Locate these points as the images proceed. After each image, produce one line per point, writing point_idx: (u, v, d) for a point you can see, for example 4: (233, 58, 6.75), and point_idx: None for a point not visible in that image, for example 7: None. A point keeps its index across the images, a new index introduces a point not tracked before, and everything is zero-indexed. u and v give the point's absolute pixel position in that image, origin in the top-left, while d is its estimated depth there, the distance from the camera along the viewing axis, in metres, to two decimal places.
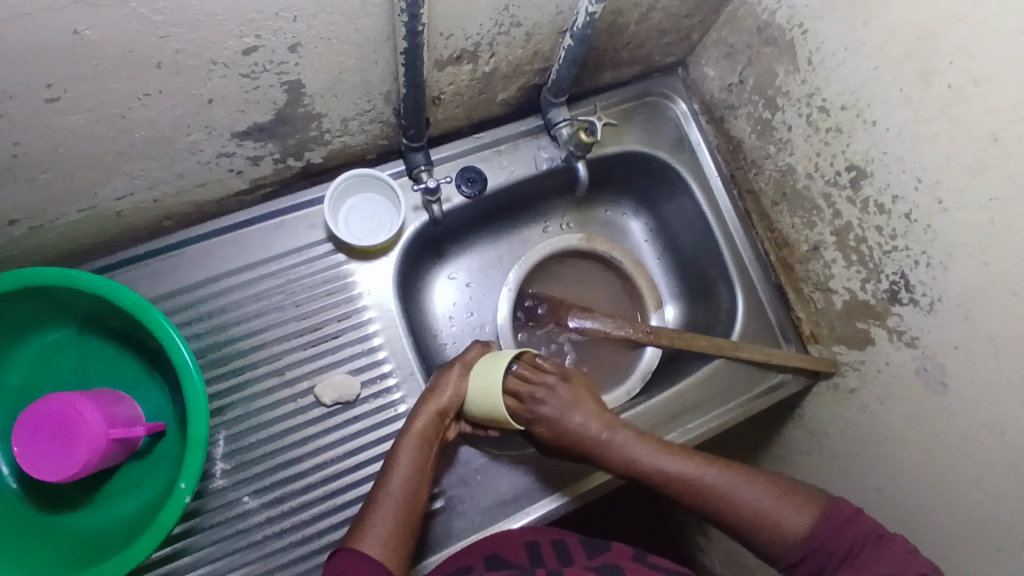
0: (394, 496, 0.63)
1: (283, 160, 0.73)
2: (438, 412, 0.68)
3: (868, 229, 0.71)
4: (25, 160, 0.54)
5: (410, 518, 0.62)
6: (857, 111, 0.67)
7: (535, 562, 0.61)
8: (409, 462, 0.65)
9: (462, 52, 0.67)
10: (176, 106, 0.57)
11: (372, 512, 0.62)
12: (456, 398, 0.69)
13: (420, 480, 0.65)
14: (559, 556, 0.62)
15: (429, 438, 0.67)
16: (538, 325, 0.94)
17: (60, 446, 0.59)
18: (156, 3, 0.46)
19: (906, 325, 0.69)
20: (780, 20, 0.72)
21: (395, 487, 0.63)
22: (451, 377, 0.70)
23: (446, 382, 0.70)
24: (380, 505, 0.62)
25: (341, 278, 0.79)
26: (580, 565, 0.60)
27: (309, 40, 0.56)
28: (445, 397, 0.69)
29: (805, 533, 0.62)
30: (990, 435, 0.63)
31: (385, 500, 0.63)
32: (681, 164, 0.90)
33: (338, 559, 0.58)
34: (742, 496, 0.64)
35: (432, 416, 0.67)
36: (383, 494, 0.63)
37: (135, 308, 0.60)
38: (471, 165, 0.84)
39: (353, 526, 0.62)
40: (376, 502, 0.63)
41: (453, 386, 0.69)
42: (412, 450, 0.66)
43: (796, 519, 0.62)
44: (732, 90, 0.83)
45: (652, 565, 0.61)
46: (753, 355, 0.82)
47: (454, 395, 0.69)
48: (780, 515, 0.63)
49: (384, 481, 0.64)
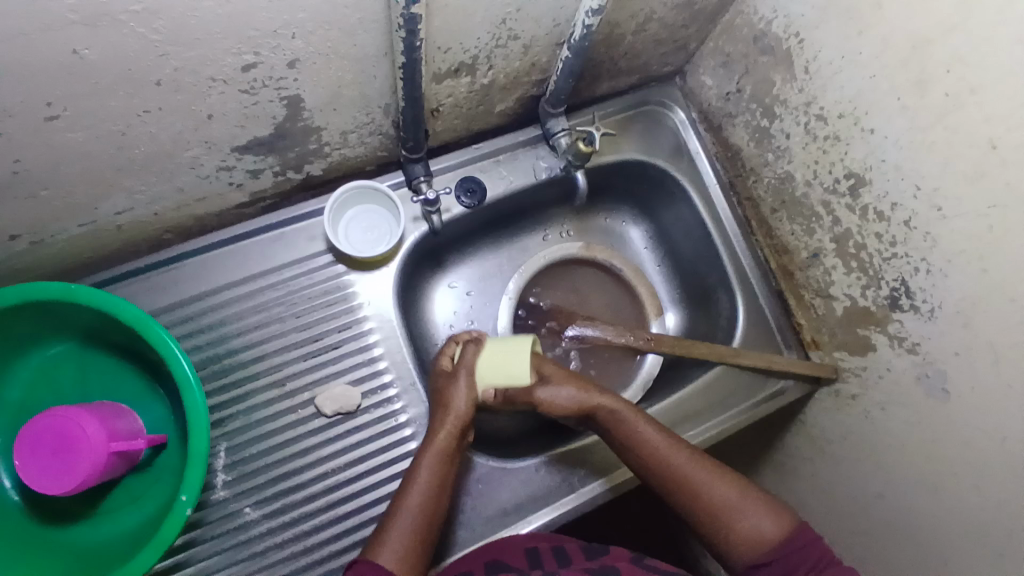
0: (414, 511, 0.63)
1: (282, 173, 0.73)
2: (457, 424, 0.68)
3: (868, 236, 0.71)
4: (25, 177, 0.54)
5: (428, 534, 0.63)
6: (855, 119, 0.68)
7: (535, 565, 0.61)
8: (431, 476, 0.65)
9: (459, 65, 0.67)
10: (176, 122, 0.57)
11: (389, 527, 0.62)
12: (472, 409, 0.69)
13: (441, 495, 0.65)
14: (558, 559, 0.62)
15: (450, 453, 0.67)
16: (539, 321, 0.95)
17: (61, 460, 0.59)
18: (154, 22, 0.46)
19: (907, 331, 0.69)
20: (776, 30, 0.72)
21: (415, 500, 0.64)
22: (460, 390, 0.69)
23: (457, 393, 0.69)
24: (397, 521, 0.62)
25: (341, 288, 0.79)
26: (579, 565, 0.60)
27: (308, 56, 0.56)
28: (462, 408, 0.69)
29: (770, 539, 0.61)
30: (991, 441, 0.63)
31: (402, 514, 0.63)
32: (680, 172, 0.90)
33: (356, 567, 0.58)
34: (719, 492, 0.64)
35: (453, 431, 0.68)
36: (401, 508, 0.63)
37: (136, 322, 0.60)
38: (470, 175, 0.84)
39: (373, 538, 0.62)
40: (394, 517, 0.63)
41: (467, 397, 0.69)
42: (432, 465, 0.66)
43: (765, 525, 0.62)
44: (729, 98, 0.84)
45: (647, 567, 0.61)
46: (754, 362, 0.82)
47: (468, 407, 0.69)
48: (749, 517, 0.63)
49: (402, 495, 0.64)
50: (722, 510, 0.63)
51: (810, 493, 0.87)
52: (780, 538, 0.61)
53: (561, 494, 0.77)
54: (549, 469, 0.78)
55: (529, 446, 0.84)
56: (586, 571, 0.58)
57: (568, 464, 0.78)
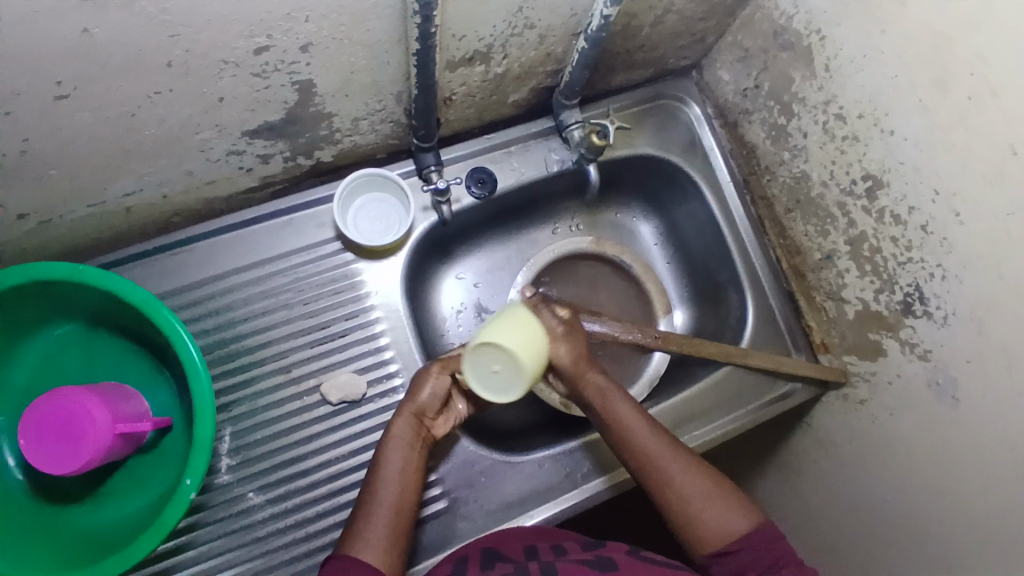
0: (383, 501, 0.61)
1: (292, 159, 0.72)
2: (413, 411, 0.67)
3: (883, 240, 0.70)
4: (34, 157, 0.54)
5: (406, 524, 0.61)
6: (875, 119, 0.66)
7: (530, 557, 0.60)
8: (396, 463, 0.64)
9: (474, 53, 0.66)
10: (186, 105, 0.56)
11: (361, 517, 0.61)
12: (436, 398, 0.68)
13: (411, 482, 0.64)
14: (555, 552, 0.61)
15: (412, 440, 0.66)
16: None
17: (66, 442, 0.59)
18: (165, 3, 0.45)
19: (919, 337, 0.68)
20: (797, 25, 0.71)
21: (379, 489, 0.62)
22: (428, 379, 0.67)
23: (426, 380, 0.68)
24: (369, 513, 0.61)
25: (349, 276, 0.79)
26: (575, 557, 0.59)
27: (321, 41, 0.55)
28: (425, 397, 0.67)
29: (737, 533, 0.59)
30: (1001, 451, 0.62)
31: (373, 507, 0.61)
32: (693, 168, 0.89)
33: (332, 565, 0.57)
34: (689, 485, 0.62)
35: (412, 418, 0.66)
36: (370, 500, 0.62)
37: (143, 305, 0.60)
38: (481, 166, 0.83)
39: (346, 531, 0.60)
40: (366, 508, 0.61)
41: (433, 386, 0.68)
42: (397, 454, 0.64)
43: (734, 519, 0.60)
44: (747, 94, 0.82)
45: (646, 558, 0.59)
46: (764, 363, 0.80)
47: (432, 397, 0.68)
48: (718, 510, 0.60)
49: (370, 487, 0.63)
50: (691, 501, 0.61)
51: (814, 495, 0.87)
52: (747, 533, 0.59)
53: (564, 490, 0.77)
54: (552, 464, 0.78)
55: (533, 440, 0.84)
56: (581, 562, 0.57)
57: (571, 459, 0.78)
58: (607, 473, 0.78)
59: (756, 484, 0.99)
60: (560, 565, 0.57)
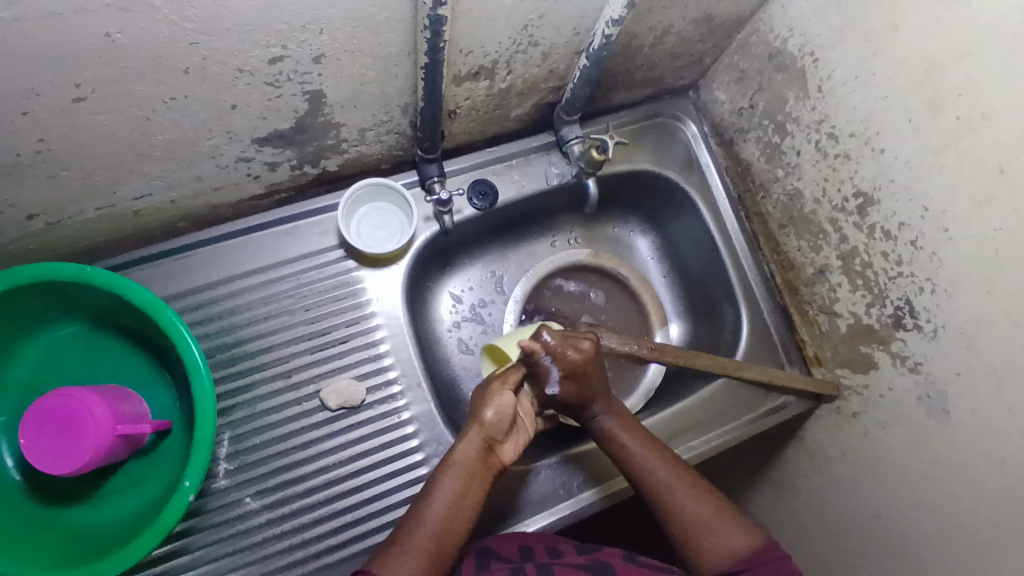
0: (425, 529, 0.59)
1: (299, 167, 0.74)
2: (481, 436, 0.64)
3: (874, 255, 0.72)
4: (47, 157, 0.55)
5: (442, 558, 0.58)
6: (866, 138, 0.69)
7: (526, 557, 0.61)
8: (443, 493, 0.61)
9: (479, 69, 0.68)
10: (200, 110, 0.58)
11: (399, 541, 0.58)
12: (501, 418, 0.65)
13: (457, 513, 0.60)
14: (550, 554, 0.62)
15: (471, 465, 0.63)
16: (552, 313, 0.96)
17: (66, 440, 0.59)
18: (188, 11, 0.47)
19: (910, 351, 0.70)
20: (792, 48, 0.74)
21: (430, 515, 0.60)
22: (490, 402, 0.66)
23: (484, 402, 0.66)
24: (405, 538, 0.58)
25: (350, 284, 0.80)
26: (570, 560, 0.60)
27: (333, 52, 0.57)
28: (488, 419, 0.65)
29: (744, 553, 0.59)
30: (989, 464, 0.63)
31: (418, 527, 0.59)
32: (690, 185, 0.91)
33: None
34: (695, 499, 0.64)
35: (478, 441, 0.64)
36: (417, 522, 0.59)
37: (147, 305, 0.61)
38: (483, 178, 0.85)
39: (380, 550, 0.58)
40: (404, 533, 0.59)
41: (497, 406, 0.65)
42: (450, 477, 0.62)
43: (737, 539, 0.61)
44: (742, 114, 0.85)
45: (646, 565, 0.60)
46: (757, 375, 0.81)
47: (498, 416, 0.65)
48: (719, 533, 0.61)
49: (418, 510, 0.61)
50: (699, 521, 0.62)
51: (808, 509, 0.87)
52: (750, 552, 0.59)
53: (560, 500, 0.77)
54: (549, 474, 0.78)
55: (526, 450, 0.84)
56: (577, 566, 0.58)
57: (569, 469, 0.78)
58: (601, 483, 0.78)
59: (749, 498, 1.00)
60: (558, 569, 0.57)
